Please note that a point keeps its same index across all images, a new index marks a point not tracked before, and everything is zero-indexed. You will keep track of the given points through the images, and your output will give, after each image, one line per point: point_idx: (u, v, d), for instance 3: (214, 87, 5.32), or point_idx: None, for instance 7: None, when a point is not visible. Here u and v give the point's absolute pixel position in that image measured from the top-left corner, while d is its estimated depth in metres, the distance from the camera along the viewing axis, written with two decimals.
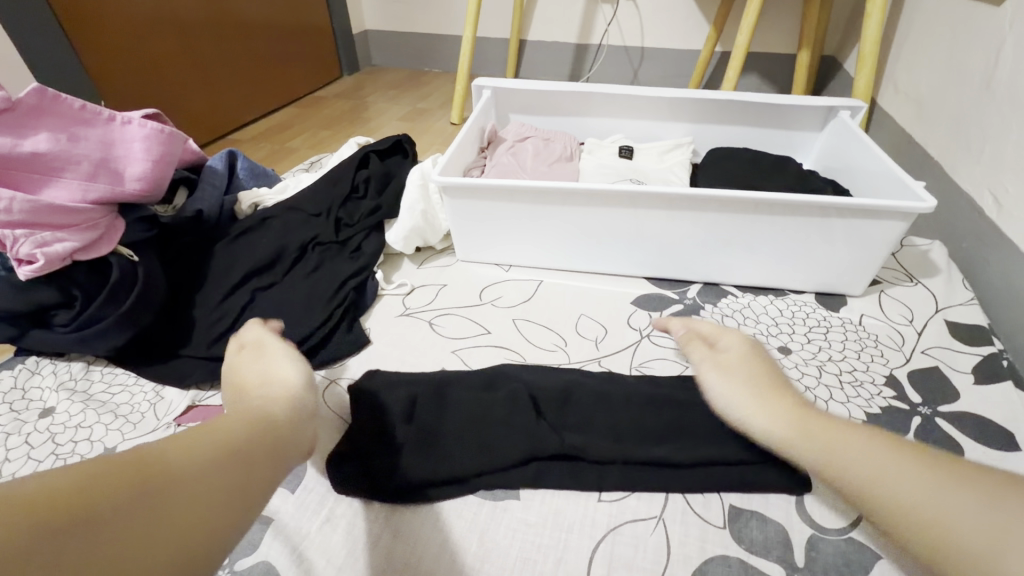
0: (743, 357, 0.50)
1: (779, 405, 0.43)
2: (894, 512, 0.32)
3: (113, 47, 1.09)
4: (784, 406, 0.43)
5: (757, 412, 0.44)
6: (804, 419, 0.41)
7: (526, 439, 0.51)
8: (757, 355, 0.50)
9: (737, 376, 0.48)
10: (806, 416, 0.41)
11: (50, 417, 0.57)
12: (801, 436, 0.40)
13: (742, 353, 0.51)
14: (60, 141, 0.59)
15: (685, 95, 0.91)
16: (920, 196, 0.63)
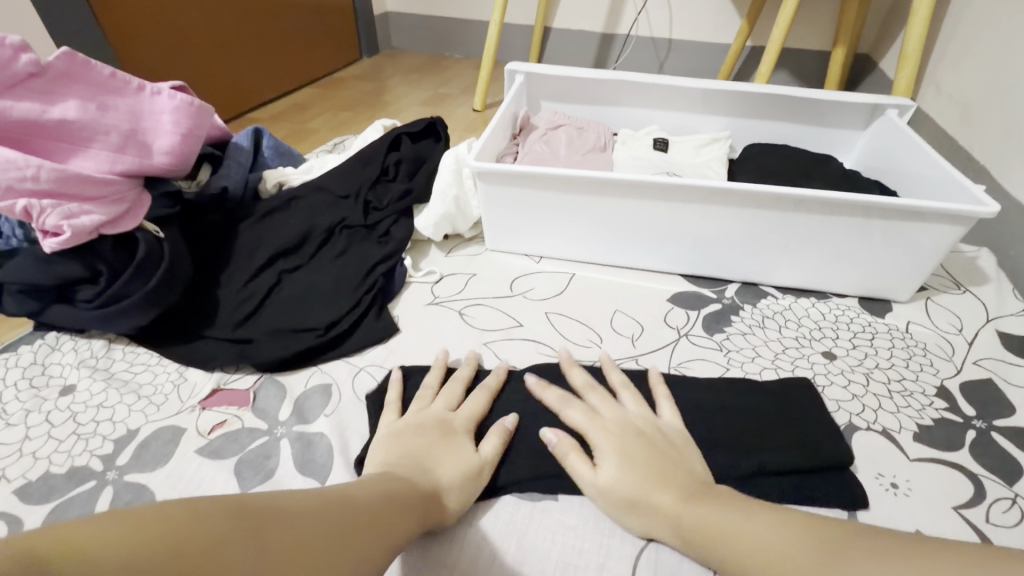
0: (618, 426, 0.48)
1: (656, 493, 0.42)
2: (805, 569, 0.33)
3: (134, 18, 1.06)
4: (662, 492, 0.42)
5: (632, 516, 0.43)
6: (683, 511, 0.41)
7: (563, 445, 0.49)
8: (623, 444, 0.46)
9: (624, 484, 0.44)
10: (676, 501, 0.41)
11: (71, 395, 0.55)
12: (696, 534, 0.39)
13: (611, 447, 0.46)
14: (88, 110, 0.56)
15: (725, 87, 0.88)
16: (980, 200, 0.60)
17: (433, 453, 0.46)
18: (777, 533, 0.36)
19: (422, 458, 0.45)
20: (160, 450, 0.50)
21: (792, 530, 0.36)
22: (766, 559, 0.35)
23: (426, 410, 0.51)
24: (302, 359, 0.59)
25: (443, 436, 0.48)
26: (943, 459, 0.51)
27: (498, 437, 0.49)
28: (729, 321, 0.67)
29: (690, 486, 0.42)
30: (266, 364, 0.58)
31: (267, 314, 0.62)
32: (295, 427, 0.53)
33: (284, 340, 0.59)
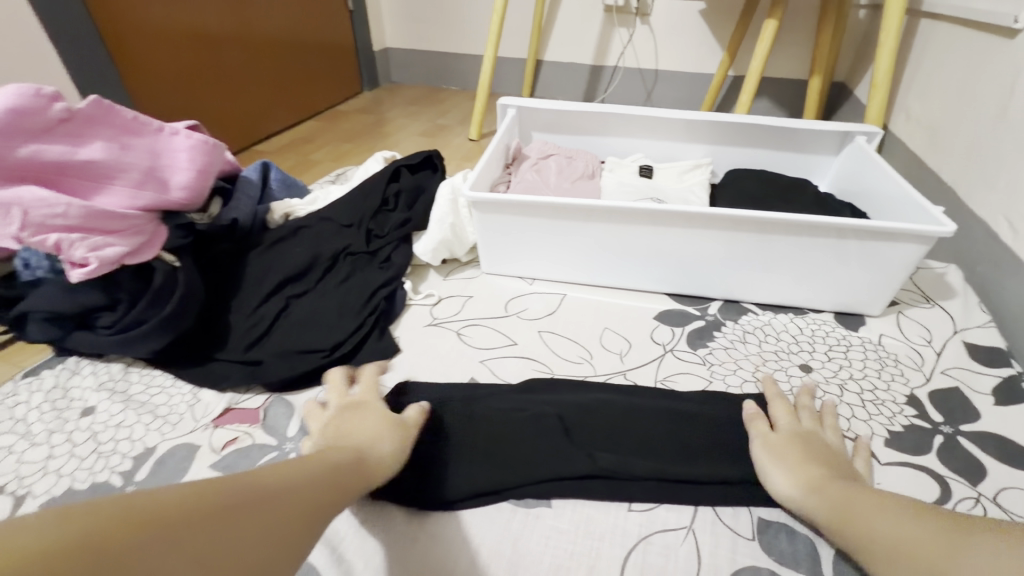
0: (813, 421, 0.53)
1: (809, 470, 0.46)
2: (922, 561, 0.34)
3: (148, 59, 1.13)
4: (813, 472, 0.46)
5: (778, 475, 0.47)
6: (820, 481, 0.45)
7: (552, 455, 0.53)
8: (805, 437, 0.50)
9: (786, 455, 0.49)
10: (826, 475, 0.45)
11: (91, 416, 0.58)
12: (826, 506, 0.42)
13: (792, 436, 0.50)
14: (112, 150, 0.61)
15: (705, 118, 0.93)
16: (939, 220, 0.65)
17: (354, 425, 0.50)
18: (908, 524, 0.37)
19: (343, 432, 0.48)
20: (176, 465, 0.54)
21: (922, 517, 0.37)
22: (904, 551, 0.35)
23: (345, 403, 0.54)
24: (309, 378, 0.63)
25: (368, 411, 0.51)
26: (911, 462, 0.54)
27: (414, 413, 0.53)
28: (712, 336, 0.71)
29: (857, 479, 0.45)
30: (275, 384, 0.61)
31: (276, 337, 0.66)
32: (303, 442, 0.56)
33: (291, 361, 0.63)
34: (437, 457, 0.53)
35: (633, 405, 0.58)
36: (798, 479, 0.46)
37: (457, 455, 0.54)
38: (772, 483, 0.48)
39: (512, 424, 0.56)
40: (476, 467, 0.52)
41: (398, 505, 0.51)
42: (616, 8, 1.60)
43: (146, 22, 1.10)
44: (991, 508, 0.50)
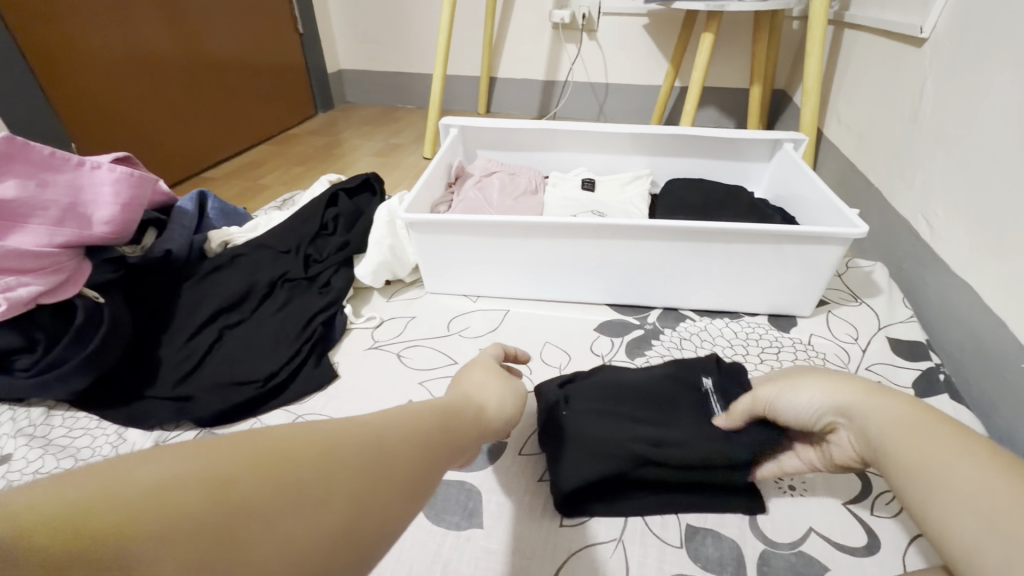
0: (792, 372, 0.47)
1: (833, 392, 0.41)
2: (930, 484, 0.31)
3: (84, 89, 1.10)
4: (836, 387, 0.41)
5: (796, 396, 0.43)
6: (871, 395, 0.38)
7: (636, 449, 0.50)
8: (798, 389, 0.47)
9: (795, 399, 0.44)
10: (876, 387, 0.39)
11: (6, 465, 0.56)
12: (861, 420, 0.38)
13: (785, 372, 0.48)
14: (27, 188, 0.59)
15: (642, 130, 0.96)
16: (855, 223, 0.67)
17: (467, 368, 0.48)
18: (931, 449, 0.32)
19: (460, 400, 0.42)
20: None
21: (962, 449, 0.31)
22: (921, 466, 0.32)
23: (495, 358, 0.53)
24: (242, 410, 0.61)
25: (498, 373, 0.48)
26: None
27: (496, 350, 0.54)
28: (651, 345, 0.72)
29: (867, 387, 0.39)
30: (206, 418, 0.60)
31: (208, 369, 0.64)
32: None
33: (223, 394, 0.62)
34: (590, 389, 0.58)
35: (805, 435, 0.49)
36: (845, 385, 0.40)
37: (598, 403, 0.56)
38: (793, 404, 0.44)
39: (664, 412, 0.54)
40: (589, 407, 0.55)
41: None
42: (563, 25, 1.63)
43: (80, 51, 1.08)
44: None
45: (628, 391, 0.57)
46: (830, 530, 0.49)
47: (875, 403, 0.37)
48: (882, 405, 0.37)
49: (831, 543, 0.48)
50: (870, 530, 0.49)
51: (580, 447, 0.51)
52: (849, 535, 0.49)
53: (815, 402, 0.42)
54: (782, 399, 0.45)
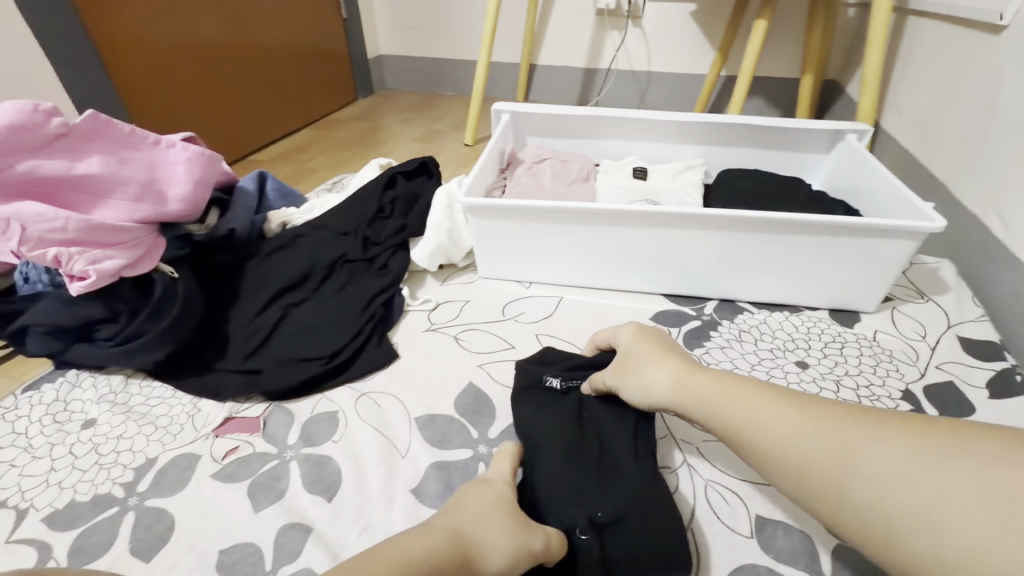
0: (640, 343, 0.51)
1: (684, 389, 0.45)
2: (828, 475, 0.34)
3: (143, 71, 1.13)
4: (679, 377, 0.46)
5: (647, 383, 0.48)
6: (712, 392, 0.43)
7: (652, 486, 0.48)
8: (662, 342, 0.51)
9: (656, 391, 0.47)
10: (692, 372, 0.45)
11: (92, 428, 0.59)
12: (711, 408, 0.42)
13: (633, 338, 0.52)
14: (110, 164, 0.61)
15: (697, 119, 0.94)
16: (930, 217, 0.65)
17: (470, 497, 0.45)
18: (804, 437, 0.36)
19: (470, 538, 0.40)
20: (177, 475, 0.54)
21: (812, 423, 0.37)
22: (800, 462, 0.36)
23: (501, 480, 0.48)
24: (309, 386, 0.63)
25: (511, 512, 0.43)
26: None
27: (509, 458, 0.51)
28: (709, 336, 0.71)
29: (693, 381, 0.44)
30: (276, 392, 0.62)
31: (275, 345, 0.66)
32: (303, 450, 0.56)
33: (291, 369, 0.63)
34: (541, 486, 0.49)
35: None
36: (670, 383, 0.46)
37: (564, 484, 0.49)
38: (646, 392, 0.48)
39: (577, 417, 0.54)
40: (579, 501, 0.47)
41: (401, 510, 0.51)
42: (607, 11, 1.61)
43: (140, 34, 1.11)
44: None
45: (548, 443, 0.52)
46: None
47: (726, 394, 0.42)
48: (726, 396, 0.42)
49: None
50: None
51: (629, 533, 0.45)
52: None
53: (660, 386, 0.46)
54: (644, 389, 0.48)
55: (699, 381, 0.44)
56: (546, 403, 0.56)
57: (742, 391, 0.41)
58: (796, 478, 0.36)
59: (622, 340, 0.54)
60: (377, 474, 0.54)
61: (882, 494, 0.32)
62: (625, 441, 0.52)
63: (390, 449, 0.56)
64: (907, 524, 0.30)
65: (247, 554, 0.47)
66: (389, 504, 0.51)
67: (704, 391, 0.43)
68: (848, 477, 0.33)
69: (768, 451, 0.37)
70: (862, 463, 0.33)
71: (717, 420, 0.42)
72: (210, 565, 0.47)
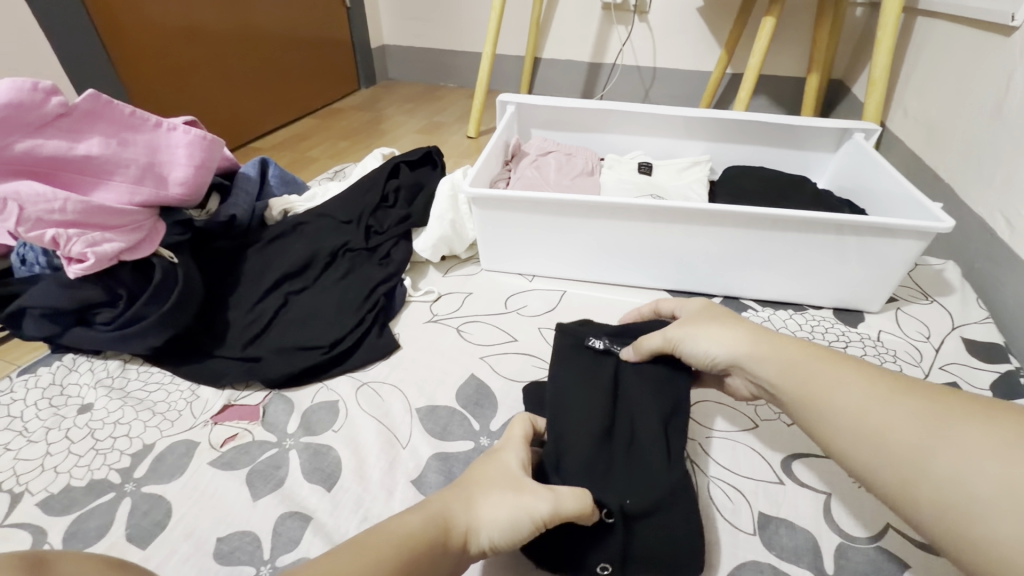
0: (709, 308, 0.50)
1: (750, 350, 0.43)
2: (902, 447, 0.31)
3: (144, 54, 1.11)
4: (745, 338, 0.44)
5: (709, 342, 0.46)
6: (783, 355, 0.41)
7: (682, 480, 0.47)
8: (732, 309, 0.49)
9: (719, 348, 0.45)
10: (760, 336, 0.43)
11: (89, 413, 0.58)
12: (779, 370, 0.40)
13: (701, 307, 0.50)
14: (110, 146, 0.60)
15: (704, 115, 0.93)
16: (938, 218, 0.65)
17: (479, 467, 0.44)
18: (881, 405, 0.34)
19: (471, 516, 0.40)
20: (175, 462, 0.53)
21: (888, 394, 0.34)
22: (872, 427, 0.33)
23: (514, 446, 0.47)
24: (309, 375, 0.62)
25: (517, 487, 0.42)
26: None
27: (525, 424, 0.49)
28: None
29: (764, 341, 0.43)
30: (275, 380, 0.61)
31: (275, 333, 0.65)
32: (302, 439, 0.56)
33: (291, 357, 0.62)
34: (570, 462, 0.47)
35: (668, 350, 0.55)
36: (735, 341, 0.44)
37: (596, 467, 0.47)
38: (707, 350, 0.46)
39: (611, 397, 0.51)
40: (609, 486, 0.46)
41: (401, 500, 0.50)
42: (614, 6, 1.59)
43: (141, 17, 1.09)
44: None
45: (581, 424, 0.49)
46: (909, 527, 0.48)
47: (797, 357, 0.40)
48: (796, 360, 0.40)
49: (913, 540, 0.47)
50: None
51: (655, 529, 0.45)
52: None
53: (722, 345, 0.45)
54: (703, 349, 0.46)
55: (768, 343, 0.42)
56: (580, 377, 0.52)
57: (815, 357, 0.39)
58: (862, 445, 0.33)
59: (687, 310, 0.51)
60: (377, 464, 0.53)
61: (962, 471, 0.29)
62: (658, 428, 0.50)
63: (390, 439, 0.56)
64: (985, 504, 0.27)
65: (244, 542, 0.47)
66: (390, 494, 0.51)
67: (772, 355, 0.41)
68: (923, 450, 0.31)
69: (839, 415, 0.35)
70: (939, 438, 0.30)
71: (786, 386, 0.39)
72: (207, 553, 0.46)
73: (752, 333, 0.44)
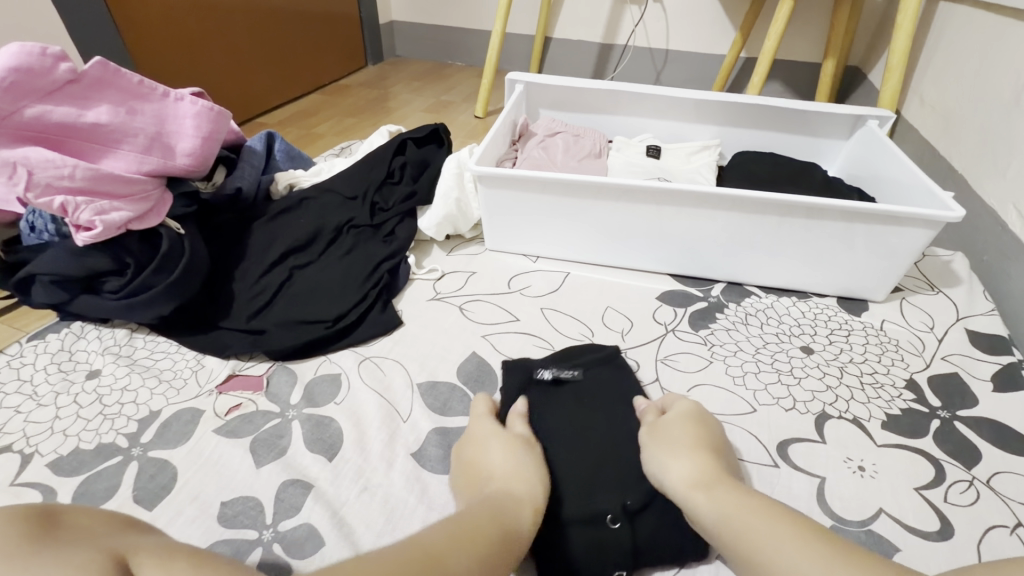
0: (677, 416, 0.49)
1: (698, 491, 0.41)
2: None
3: (150, 25, 1.11)
4: (698, 472, 0.42)
5: (668, 467, 0.44)
6: (732, 506, 0.39)
7: None
8: (699, 417, 0.49)
9: (672, 477, 0.43)
10: (715, 478, 0.42)
11: (97, 379, 0.59)
12: (727, 523, 0.38)
13: (686, 415, 0.49)
14: (119, 114, 0.60)
15: (715, 98, 0.92)
16: (949, 207, 0.64)
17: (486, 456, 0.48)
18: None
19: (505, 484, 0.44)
20: (181, 429, 0.54)
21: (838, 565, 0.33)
22: None
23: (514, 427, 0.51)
24: (312, 349, 0.63)
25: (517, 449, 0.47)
26: (908, 445, 0.55)
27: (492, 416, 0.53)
28: (715, 318, 0.71)
29: (714, 481, 0.41)
30: (279, 352, 0.62)
31: (279, 306, 0.66)
32: (305, 410, 0.57)
33: (295, 331, 0.63)
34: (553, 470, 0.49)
35: (615, 360, 0.60)
36: (688, 475, 0.42)
37: (580, 471, 0.49)
38: (663, 474, 0.44)
39: (576, 404, 0.55)
40: (602, 488, 0.47)
41: (401, 472, 0.51)
42: None
43: None
44: (984, 491, 0.51)
45: (556, 441, 0.51)
46: (901, 512, 0.49)
47: (746, 511, 0.38)
48: (745, 512, 0.38)
49: (903, 524, 0.48)
50: (942, 516, 0.49)
51: (655, 519, 0.45)
52: (921, 519, 0.49)
53: (673, 472, 0.43)
54: (661, 466, 0.45)
55: (717, 489, 0.41)
56: (541, 393, 0.56)
57: (765, 511, 0.38)
58: None
59: (675, 406, 0.51)
60: (378, 436, 0.54)
61: None
62: (627, 423, 0.53)
63: (392, 412, 0.57)
64: None
65: (247, 507, 0.48)
66: (390, 466, 0.52)
67: (723, 502, 0.39)
68: None
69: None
70: None
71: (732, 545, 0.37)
72: (211, 517, 0.47)
73: (704, 473, 0.42)
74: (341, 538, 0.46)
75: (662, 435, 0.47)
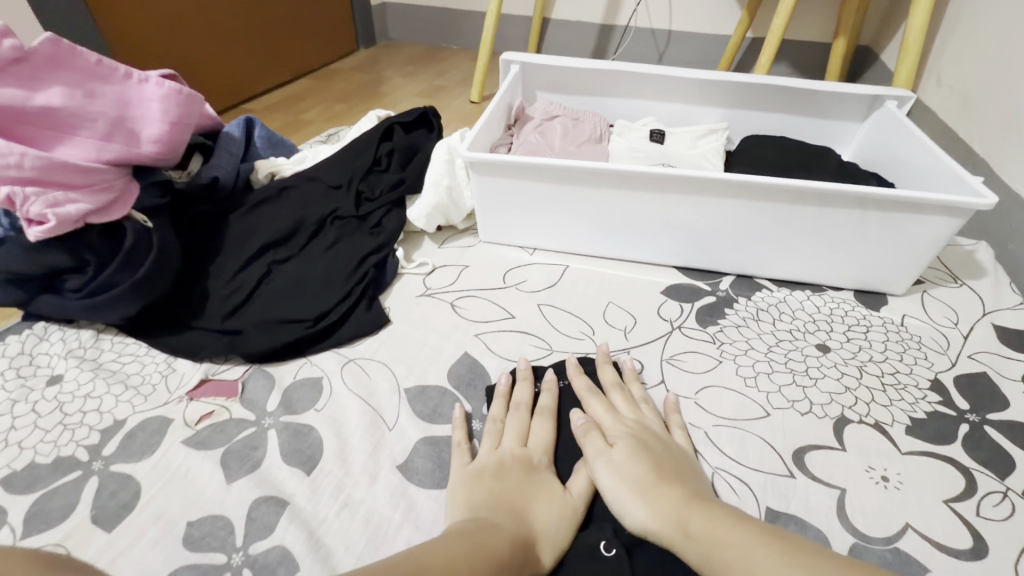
0: (619, 432, 0.47)
1: (661, 519, 0.39)
2: None
3: (123, 5, 1.05)
4: (656, 501, 0.40)
5: (630, 505, 0.41)
6: (693, 528, 0.37)
7: None
8: (641, 440, 0.46)
9: (636, 515, 0.40)
10: (672, 500, 0.39)
11: (58, 385, 0.55)
12: (694, 546, 0.36)
13: (627, 436, 0.46)
14: (74, 97, 0.55)
15: (722, 78, 0.86)
16: (979, 193, 0.59)
17: (463, 490, 0.43)
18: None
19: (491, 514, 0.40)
20: (147, 440, 0.50)
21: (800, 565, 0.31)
22: None
23: (500, 446, 0.48)
24: (292, 350, 0.59)
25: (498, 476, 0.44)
26: (934, 452, 0.51)
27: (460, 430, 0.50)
28: (724, 313, 0.66)
29: (671, 505, 0.39)
30: (255, 355, 0.57)
31: (256, 304, 0.61)
32: (282, 418, 0.52)
33: (273, 331, 0.59)
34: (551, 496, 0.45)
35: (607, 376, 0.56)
36: (649, 509, 0.39)
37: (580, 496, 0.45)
38: (625, 511, 0.41)
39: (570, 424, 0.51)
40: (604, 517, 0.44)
41: (385, 487, 0.47)
42: None
43: None
44: (1019, 503, 0.47)
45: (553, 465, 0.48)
46: (929, 528, 0.45)
47: (710, 526, 0.36)
48: (709, 530, 0.36)
49: (931, 542, 0.44)
50: (974, 531, 0.45)
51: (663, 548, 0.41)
52: (951, 535, 0.45)
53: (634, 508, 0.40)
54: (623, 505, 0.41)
55: (679, 512, 0.38)
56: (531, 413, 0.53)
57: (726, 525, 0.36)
58: None
59: (615, 425, 0.47)
60: (360, 447, 0.50)
61: None
62: None
63: (377, 419, 0.52)
64: None
65: (216, 527, 0.44)
66: (372, 479, 0.48)
67: (687, 524, 0.37)
68: None
69: None
70: None
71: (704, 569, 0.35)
72: (176, 538, 0.43)
73: (660, 498, 0.40)
74: (317, 562, 0.42)
75: (617, 463, 0.44)
